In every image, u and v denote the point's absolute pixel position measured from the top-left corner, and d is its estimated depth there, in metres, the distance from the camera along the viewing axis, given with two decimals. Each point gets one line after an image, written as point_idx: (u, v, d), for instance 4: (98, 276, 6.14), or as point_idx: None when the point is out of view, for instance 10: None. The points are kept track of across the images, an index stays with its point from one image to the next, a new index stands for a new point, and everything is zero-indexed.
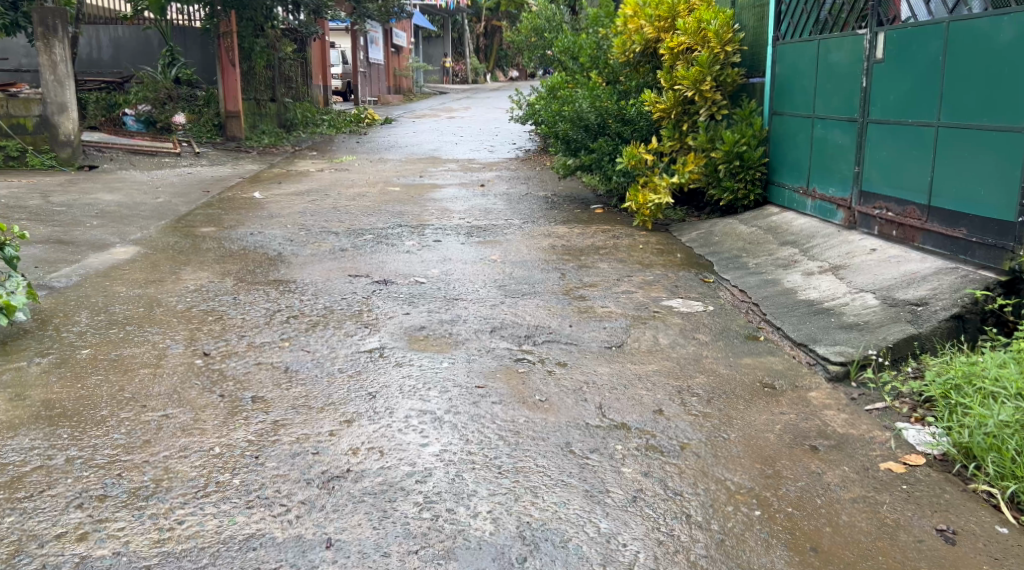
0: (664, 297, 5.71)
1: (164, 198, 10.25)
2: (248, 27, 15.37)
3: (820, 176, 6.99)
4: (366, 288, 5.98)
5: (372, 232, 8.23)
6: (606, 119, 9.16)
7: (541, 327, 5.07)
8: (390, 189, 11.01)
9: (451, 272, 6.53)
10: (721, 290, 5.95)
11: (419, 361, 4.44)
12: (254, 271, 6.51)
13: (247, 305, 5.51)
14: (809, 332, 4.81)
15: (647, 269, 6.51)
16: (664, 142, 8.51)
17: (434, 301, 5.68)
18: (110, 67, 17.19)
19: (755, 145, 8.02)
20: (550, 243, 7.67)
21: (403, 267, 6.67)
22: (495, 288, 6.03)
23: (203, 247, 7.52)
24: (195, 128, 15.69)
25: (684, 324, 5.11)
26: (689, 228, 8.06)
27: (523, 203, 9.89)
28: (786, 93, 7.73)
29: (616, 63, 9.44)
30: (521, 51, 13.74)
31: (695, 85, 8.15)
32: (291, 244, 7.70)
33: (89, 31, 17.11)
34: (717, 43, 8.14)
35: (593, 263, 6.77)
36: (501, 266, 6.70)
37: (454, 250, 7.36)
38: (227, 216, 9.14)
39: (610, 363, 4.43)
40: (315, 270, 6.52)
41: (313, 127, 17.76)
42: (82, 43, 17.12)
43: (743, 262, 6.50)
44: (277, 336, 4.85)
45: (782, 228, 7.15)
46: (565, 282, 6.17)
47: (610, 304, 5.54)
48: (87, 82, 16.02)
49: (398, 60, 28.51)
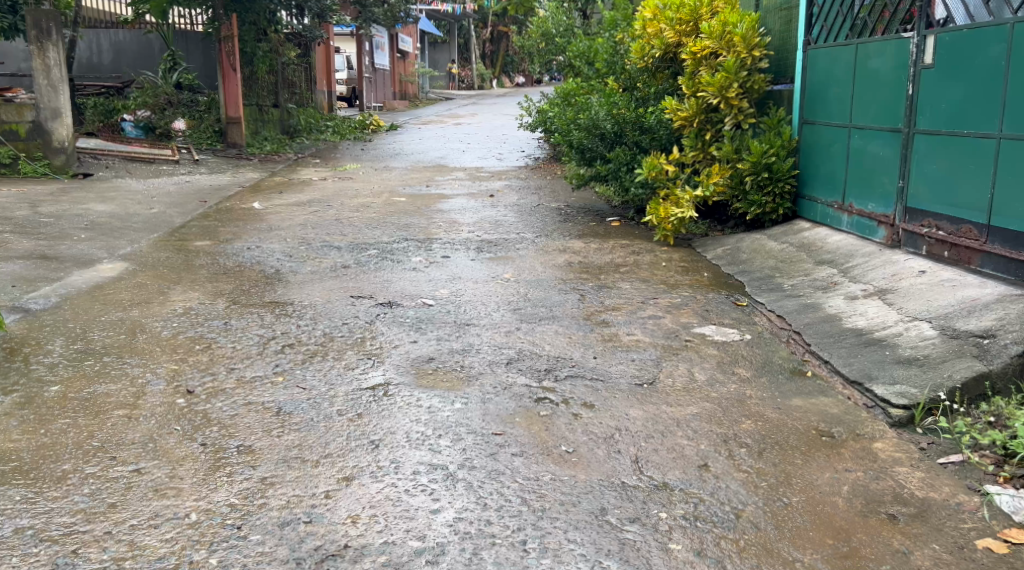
0: (694, 324, 5.23)
1: (159, 208, 9.80)
2: (251, 31, 14.95)
3: (858, 190, 6.52)
4: (370, 311, 5.49)
5: (376, 247, 7.75)
6: (623, 128, 8.67)
7: (562, 358, 4.59)
8: (395, 199, 10.54)
9: (461, 292, 6.04)
10: (756, 315, 5.45)
11: (428, 402, 3.95)
12: (249, 291, 6.03)
13: (239, 333, 5.02)
14: (862, 367, 4.30)
15: (673, 291, 6.02)
16: (686, 152, 8.03)
17: (443, 327, 5.19)
18: (109, 71, 16.78)
19: (784, 156, 7.55)
20: (566, 259, 7.19)
21: (409, 287, 6.18)
22: (509, 311, 5.55)
23: (197, 263, 7.05)
24: (195, 134, 15.08)
25: (720, 356, 4.62)
26: (714, 244, 7.57)
27: (535, 215, 9.41)
28: (819, 100, 7.25)
29: (633, 69, 8.96)
30: (531, 56, 13.26)
31: (721, 92, 7.67)
32: (290, 261, 7.22)
33: (89, 35, 16.69)
34: (743, 47, 7.67)
35: (614, 283, 6.28)
36: (515, 286, 6.21)
37: (464, 268, 6.88)
38: (223, 229, 8.68)
39: (643, 404, 3.94)
40: (315, 290, 6.04)
41: (317, 133, 17.31)
42: (82, 47, 16.71)
43: (777, 283, 6.00)
44: (270, 369, 4.37)
45: (817, 246, 6.66)
46: (585, 305, 5.68)
47: (637, 332, 5.06)
48: (86, 87, 15.67)
49: (403, 65, 28.04)
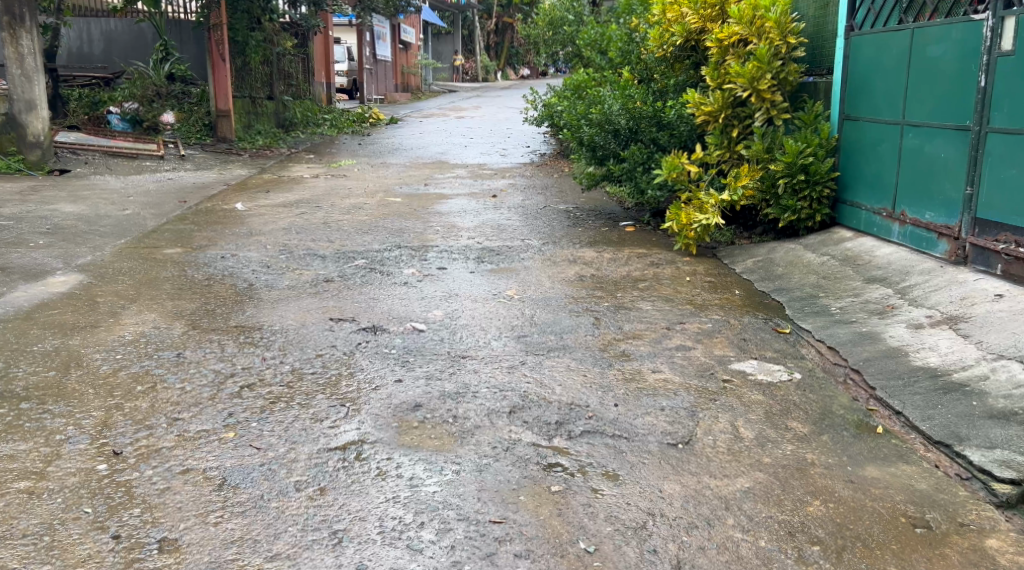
0: (732, 358, 4.43)
1: (134, 209, 9.01)
2: (245, 18, 14.20)
3: (914, 197, 5.75)
4: (349, 339, 4.72)
5: (365, 256, 6.96)
6: (640, 123, 7.85)
7: (574, 406, 3.79)
8: (390, 199, 9.76)
9: (456, 315, 5.25)
10: (802, 345, 4.66)
11: (410, 470, 3.16)
12: (213, 312, 5.24)
13: (191, 369, 4.21)
14: (946, 425, 3.48)
15: (702, 314, 5.23)
16: (710, 150, 7.23)
17: (435, 360, 4.41)
18: (100, 62, 15.99)
19: (822, 156, 6.73)
20: (578, 273, 6.40)
21: (399, 307, 5.37)
22: (513, 340, 4.74)
23: (162, 276, 6.25)
24: (184, 128, 14.31)
25: (767, 403, 3.83)
26: (743, 255, 6.76)
27: (541, 218, 8.60)
28: (863, 93, 6.46)
29: (650, 59, 8.18)
30: (538, 46, 12.46)
31: (751, 83, 6.87)
32: (266, 272, 6.42)
33: (79, 24, 15.92)
34: (777, 34, 6.87)
35: (633, 303, 5.48)
36: (518, 307, 5.40)
37: (462, 282, 6.10)
38: (199, 233, 7.90)
39: (677, 472, 3.15)
40: (290, 312, 5.25)
41: (313, 127, 16.53)
42: (73, 37, 15.95)
43: (822, 306, 5.21)
44: (219, 422, 3.56)
45: (863, 261, 5.86)
46: (602, 332, 4.88)
47: (665, 369, 4.28)
48: (75, 78, 15.12)
49: (405, 56, 27.15)
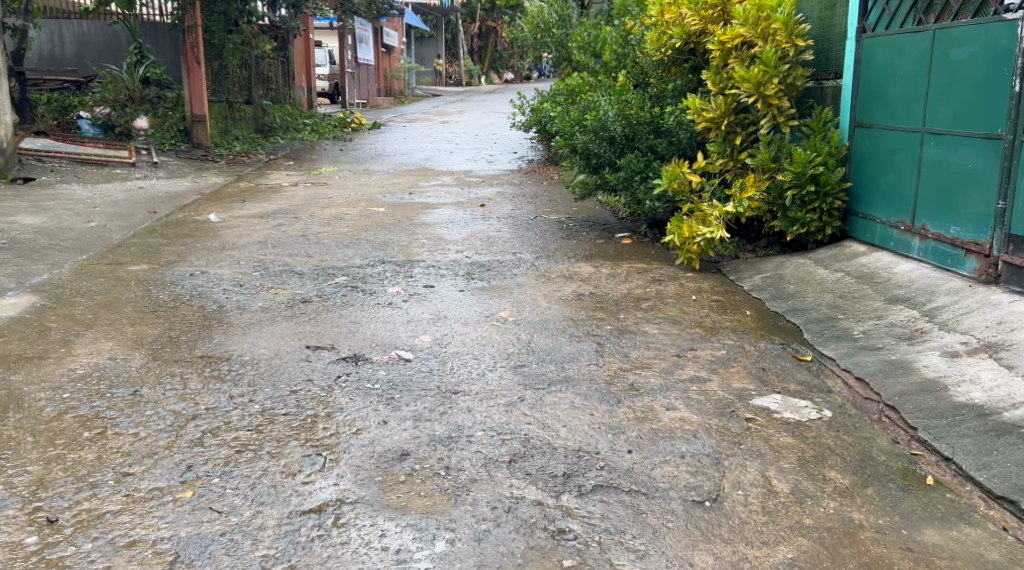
0: (753, 392, 4.00)
1: (99, 220, 8.53)
2: (221, 21, 13.74)
3: (936, 210, 5.36)
4: (328, 371, 4.27)
5: (346, 273, 6.50)
6: (636, 130, 7.44)
7: (582, 453, 3.34)
8: (373, 209, 9.31)
9: (445, 341, 4.79)
10: (827, 375, 4.24)
11: (397, 542, 2.77)
12: (178, 340, 4.78)
13: (148, 414, 3.71)
14: (1008, 477, 3.08)
15: (713, 339, 4.81)
16: (712, 159, 6.81)
17: (424, 396, 3.95)
18: (72, 65, 15.43)
19: (832, 166, 6.33)
20: (575, 291, 5.97)
21: (383, 333, 4.92)
22: (510, 371, 4.29)
23: (125, 297, 5.78)
24: (158, 133, 13.76)
25: (799, 447, 3.40)
26: (749, 270, 6.35)
27: (533, 230, 8.16)
28: (877, 98, 6.06)
29: (646, 62, 7.77)
30: (525, 49, 12.05)
31: (757, 88, 6.46)
32: (238, 292, 5.95)
33: (50, 26, 15.37)
34: (784, 36, 6.48)
35: (636, 326, 5.06)
36: (512, 332, 4.96)
37: (451, 302, 5.65)
38: (168, 247, 7.43)
39: (689, 540, 2.80)
40: (262, 340, 4.80)
41: (294, 132, 16.02)
42: (43, 39, 15.42)
43: (844, 329, 4.79)
44: (175, 477, 3.14)
45: (882, 278, 5.46)
46: (606, 361, 4.44)
47: (679, 405, 3.85)
48: (45, 82, 14.57)
49: (388, 59, 26.68)
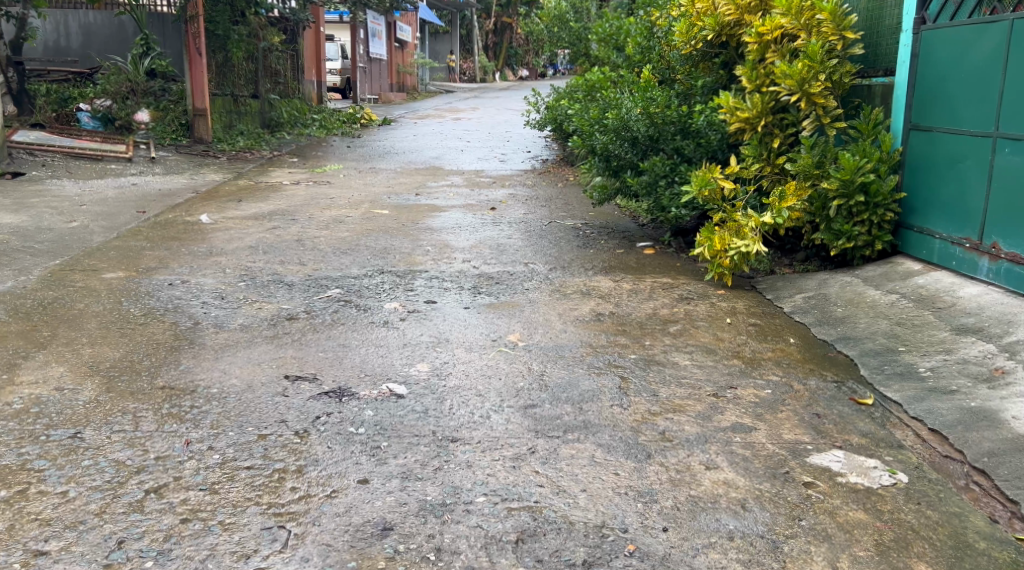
0: (809, 446, 3.36)
1: (82, 220, 7.94)
2: (226, 11, 13.16)
3: (1010, 227, 4.80)
4: (306, 411, 3.65)
5: (340, 284, 5.88)
6: (662, 131, 6.80)
7: (605, 530, 2.75)
8: (377, 211, 8.70)
9: (445, 373, 4.15)
10: (893, 424, 3.59)
11: None
12: (141, 366, 4.17)
13: (84, 466, 3.06)
14: None
15: (755, 374, 4.14)
16: (746, 164, 6.16)
17: (415, 446, 3.32)
18: (77, 57, 14.83)
19: (883, 174, 5.66)
20: (593, 310, 5.33)
21: (373, 361, 4.29)
22: (518, 413, 3.64)
23: (90, 310, 5.15)
24: (159, 128, 13.07)
25: (874, 528, 2.78)
26: (788, 288, 5.69)
27: (547, 237, 7.52)
28: (935, 97, 5.44)
29: (674, 56, 7.13)
30: (541, 43, 11.41)
31: (801, 85, 5.78)
32: (219, 306, 5.33)
33: (56, 16, 14.73)
34: (831, 28, 5.82)
35: (665, 356, 4.40)
36: (522, 361, 4.31)
37: (454, 322, 5.02)
38: (150, 251, 6.83)
39: None
40: (235, 368, 4.17)
41: (302, 128, 15.36)
42: (49, 29, 14.74)
43: (907, 365, 4.14)
44: (99, 558, 2.57)
45: (945, 303, 4.82)
46: (631, 401, 3.79)
47: (722, 463, 3.20)
48: (47, 72, 14.00)
49: (401, 54, 26.10)
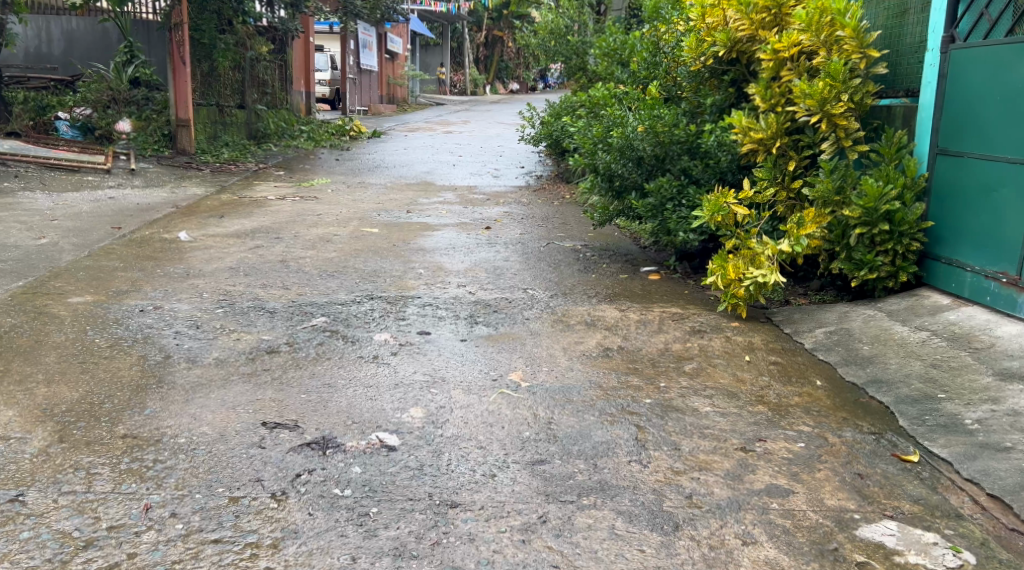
0: (856, 515, 2.99)
1: (52, 236, 7.51)
2: (214, 20, 12.76)
3: None
4: (285, 469, 3.24)
5: (326, 312, 5.46)
6: (669, 150, 6.42)
7: None
8: (366, 229, 8.30)
9: (442, 420, 3.72)
10: (946, 486, 3.22)
11: None
12: (102, 410, 3.75)
13: (22, 539, 2.76)
14: None
15: (784, 424, 3.74)
16: (760, 188, 5.78)
17: (409, 514, 2.94)
18: (60, 64, 14.33)
19: (909, 201, 5.28)
20: (600, 343, 4.93)
21: (362, 405, 3.86)
22: (524, 472, 3.23)
23: (49, 341, 4.72)
24: (140, 138, 12.48)
25: None
26: (808, 320, 5.28)
27: (545, 260, 7.12)
28: (966, 120, 5.07)
29: (681, 72, 6.77)
30: (536, 58, 11.06)
31: (822, 105, 5.41)
32: (193, 336, 4.91)
33: (37, 22, 14.24)
34: (853, 46, 5.46)
35: (683, 401, 4.00)
36: (526, 406, 3.89)
37: (450, 357, 4.61)
38: (122, 273, 6.40)
39: None
40: (207, 412, 3.74)
41: (289, 140, 14.67)
42: (30, 35, 14.26)
43: (952, 415, 3.75)
44: None
45: (982, 343, 4.44)
46: (651, 457, 3.38)
47: (760, 536, 2.87)
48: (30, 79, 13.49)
49: (392, 65, 25.72)
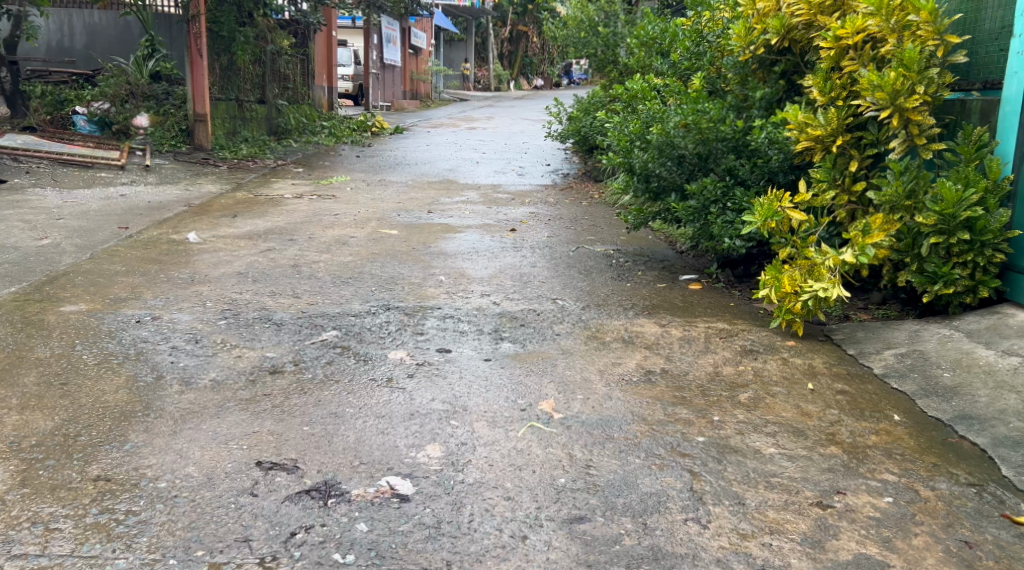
0: None
1: (54, 237, 7.07)
2: (233, 12, 12.31)
3: None
4: (279, 526, 2.76)
5: (337, 324, 4.95)
6: (713, 149, 5.85)
7: None
8: (384, 230, 7.80)
9: (463, 461, 3.20)
10: None
11: None
12: (75, 446, 3.26)
13: None
14: None
15: (863, 471, 3.19)
16: (818, 192, 5.21)
17: None
18: (82, 58, 13.97)
19: (992, 206, 4.66)
20: (641, 365, 4.39)
21: (372, 441, 3.35)
22: (562, 534, 2.76)
23: (31, 358, 4.24)
24: (158, 132, 12.00)
25: None
26: (874, 340, 4.70)
27: (575, 266, 6.59)
28: None
29: (728, 63, 6.19)
30: (564, 52, 10.53)
31: (892, 98, 4.83)
32: (190, 353, 4.41)
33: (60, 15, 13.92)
34: (927, 31, 4.87)
35: (742, 440, 3.45)
36: (560, 444, 3.36)
37: (473, 381, 4.08)
38: (122, 277, 5.94)
39: None
40: (195, 449, 3.24)
41: (309, 135, 14.31)
42: (52, 28, 13.93)
43: None
44: None
45: None
46: (712, 515, 2.87)
47: None
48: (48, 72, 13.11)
49: (416, 60, 25.27)
